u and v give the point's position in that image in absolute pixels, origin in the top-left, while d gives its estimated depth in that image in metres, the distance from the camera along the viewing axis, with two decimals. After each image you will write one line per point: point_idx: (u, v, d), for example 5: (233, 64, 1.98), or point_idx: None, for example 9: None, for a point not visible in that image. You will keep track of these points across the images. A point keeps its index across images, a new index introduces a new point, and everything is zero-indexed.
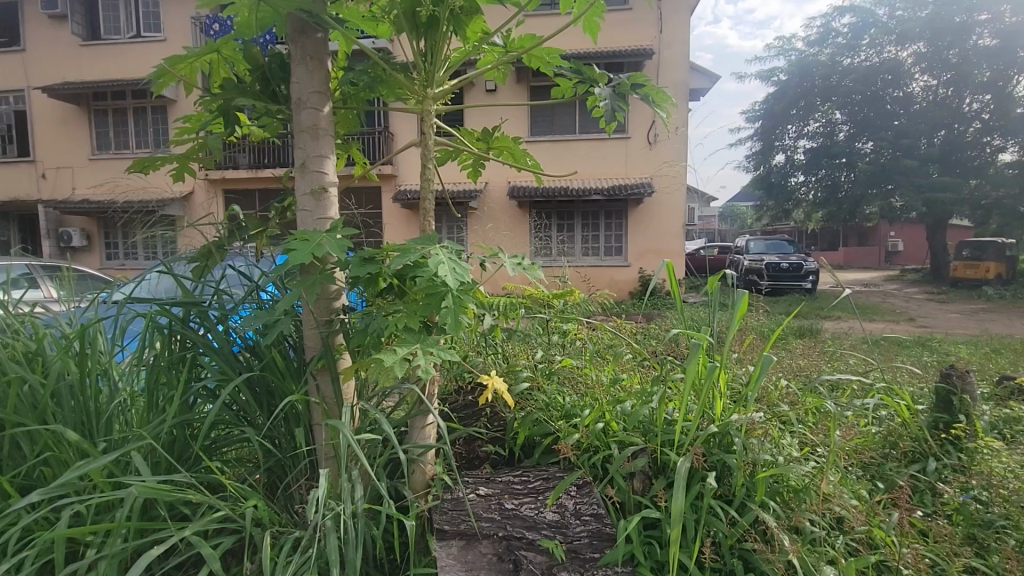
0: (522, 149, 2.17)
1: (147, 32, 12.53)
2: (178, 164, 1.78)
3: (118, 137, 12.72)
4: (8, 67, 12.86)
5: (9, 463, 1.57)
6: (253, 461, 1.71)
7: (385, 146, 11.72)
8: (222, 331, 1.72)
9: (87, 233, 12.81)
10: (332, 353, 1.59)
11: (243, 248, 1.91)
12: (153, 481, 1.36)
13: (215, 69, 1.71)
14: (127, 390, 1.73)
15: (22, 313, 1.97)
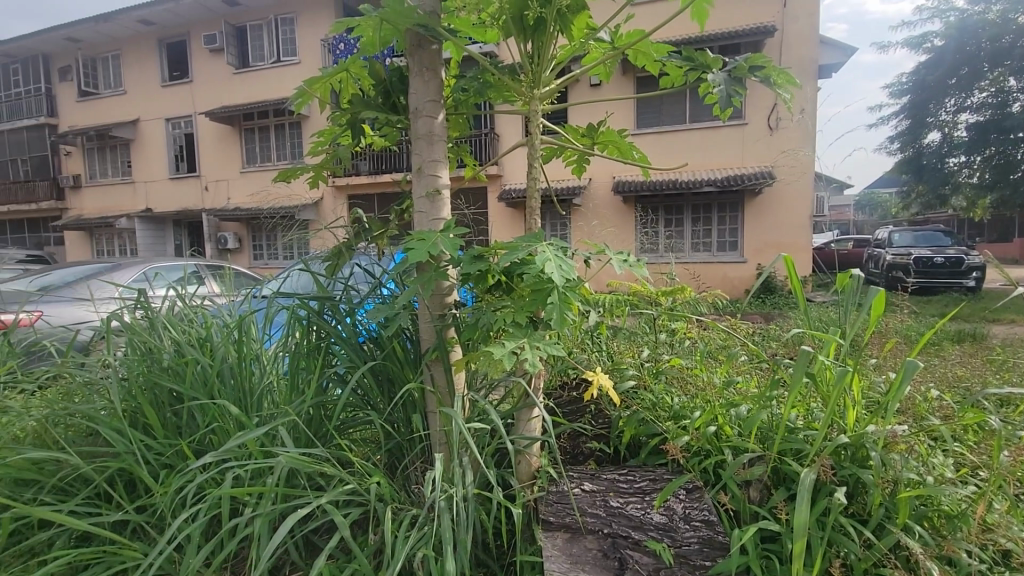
0: (628, 143, 2.12)
1: (286, 56, 14.16)
2: (314, 173, 1.99)
3: (263, 151, 14.54)
4: (181, 96, 15.19)
5: (187, 430, 1.88)
6: (375, 442, 1.87)
7: (491, 147, 12.11)
8: (350, 323, 1.91)
9: (239, 237, 14.76)
10: (444, 346, 1.69)
11: (367, 247, 2.09)
12: (295, 453, 1.55)
13: (344, 86, 1.88)
14: (274, 373, 1.98)
15: (195, 305, 2.33)
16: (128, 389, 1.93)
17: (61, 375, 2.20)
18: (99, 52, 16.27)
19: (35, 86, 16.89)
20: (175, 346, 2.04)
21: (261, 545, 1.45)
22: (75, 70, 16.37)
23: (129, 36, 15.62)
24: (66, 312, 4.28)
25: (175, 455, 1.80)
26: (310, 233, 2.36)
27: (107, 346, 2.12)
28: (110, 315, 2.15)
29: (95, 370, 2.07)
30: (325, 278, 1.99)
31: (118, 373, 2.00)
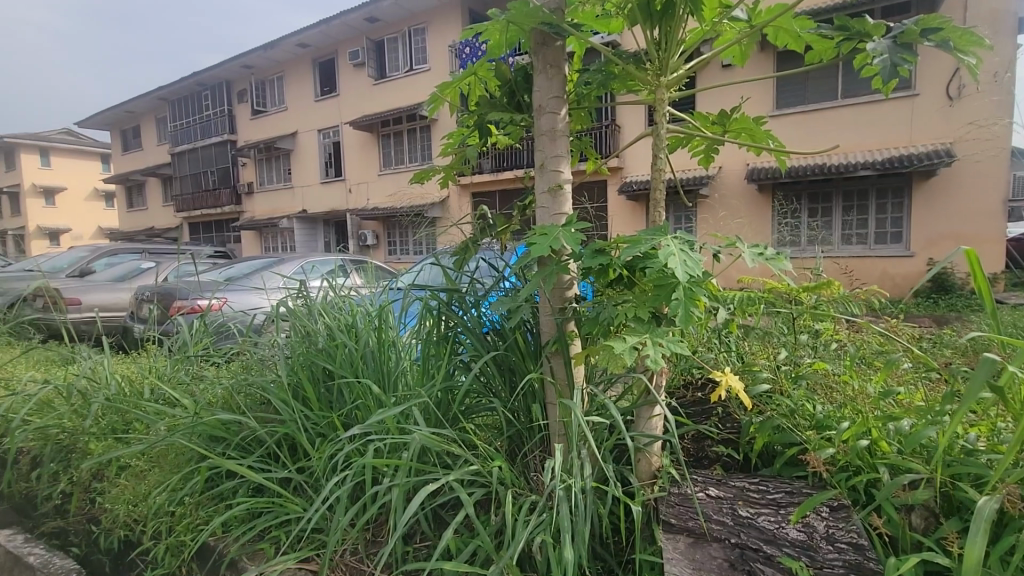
0: (765, 128, 1.96)
1: (418, 65, 15.18)
2: (444, 174, 2.12)
3: (398, 155, 15.81)
4: (331, 109, 17.04)
5: (337, 404, 2.13)
6: (497, 428, 1.96)
7: (613, 139, 11.90)
8: (475, 315, 2.01)
9: (377, 234, 16.25)
10: (565, 338, 1.70)
11: (491, 242, 2.17)
12: (427, 432, 1.68)
13: (472, 89, 1.98)
14: (407, 357, 2.17)
15: (343, 294, 2.63)
16: (292, 366, 2.24)
17: (241, 352, 2.62)
18: (267, 76, 18.85)
19: (220, 108, 20.06)
20: (328, 330, 2.32)
21: (397, 513, 1.59)
22: (250, 92, 19.16)
23: (290, 59, 17.87)
24: (243, 298, 5.08)
25: (327, 425, 2.05)
26: (439, 229, 2.50)
27: (276, 328, 2.48)
28: (278, 302, 2.51)
29: (266, 349, 2.44)
30: (453, 271, 2.09)
31: (285, 351, 2.33)
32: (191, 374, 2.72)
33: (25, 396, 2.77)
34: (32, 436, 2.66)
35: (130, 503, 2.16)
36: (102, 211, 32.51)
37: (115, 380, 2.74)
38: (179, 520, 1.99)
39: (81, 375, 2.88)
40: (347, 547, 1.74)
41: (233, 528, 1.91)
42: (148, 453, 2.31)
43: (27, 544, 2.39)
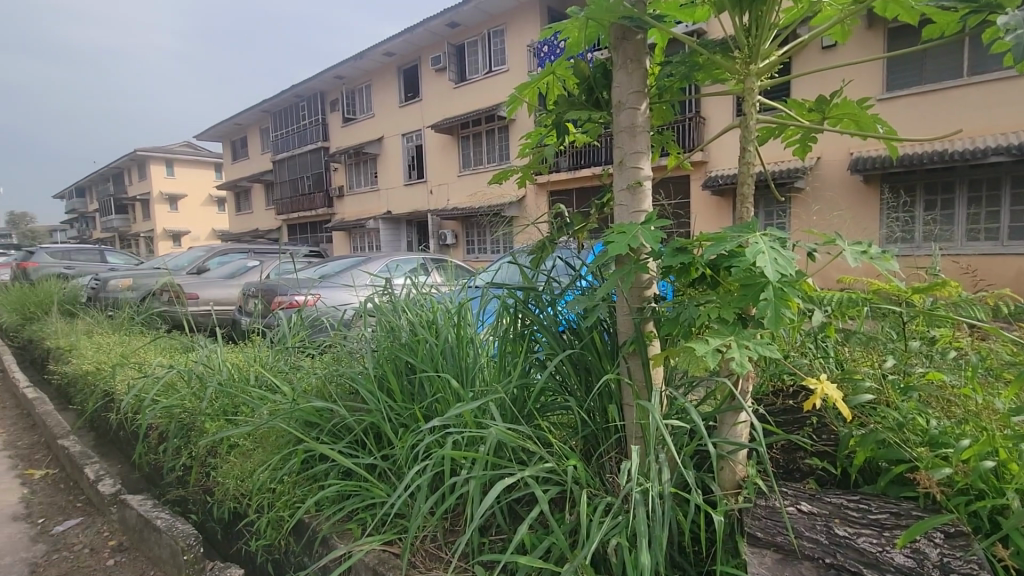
0: (871, 114, 1.79)
1: (496, 66, 15.42)
2: (521, 174, 2.14)
3: (477, 155, 16.17)
4: (414, 114, 17.76)
5: (418, 396, 2.23)
6: (573, 427, 1.96)
7: (698, 132, 11.42)
8: (551, 313, 2.01)
9: (456, 234, 16.73)
10: (642, 339, 1.66)
11: (568, 241, 2.16)
12: (503, 427, 1.71)
13: (551, 88, 1.98)
14: (484, 354, 2.22)
15: (425, 291, 2.74)
16: (378, 358, 2.38)
17: (333, 345, 2.82)
18: (357, 85, 20.01)
19: (315, 118, 21.57)
20: (411, 326, 2.43)
21: (475, 504, 1.64)
22: (341, 101, 20.45)
23: (377, 68, 18.84)
24: (336, 294, 5.44)
25: (409, 416, 2.15)
26: (516, 228, 2.52)
27: (364, 323, 2.64)
28: (366, 298, 2.67)
29: (355, 342, 2.60)
30: (530, 270, 2.11)
31: (371, 344, 2.48)
32: (290, 364, 2.96)
33: (154, 378, 3.15)
34: (160, 414, 3.02)
35: (238, 477, 2.39)
36: (215, 215, 36.13)
37: (226, 367, 3.05)
38: (280, 497, 2.17)
39: (199, 361, 3.23)
40: (427, 533, 1.82)
41: (325, 508, 2.06)
42: (253, 434, 2.54)
43: (155, 508, 2.73)
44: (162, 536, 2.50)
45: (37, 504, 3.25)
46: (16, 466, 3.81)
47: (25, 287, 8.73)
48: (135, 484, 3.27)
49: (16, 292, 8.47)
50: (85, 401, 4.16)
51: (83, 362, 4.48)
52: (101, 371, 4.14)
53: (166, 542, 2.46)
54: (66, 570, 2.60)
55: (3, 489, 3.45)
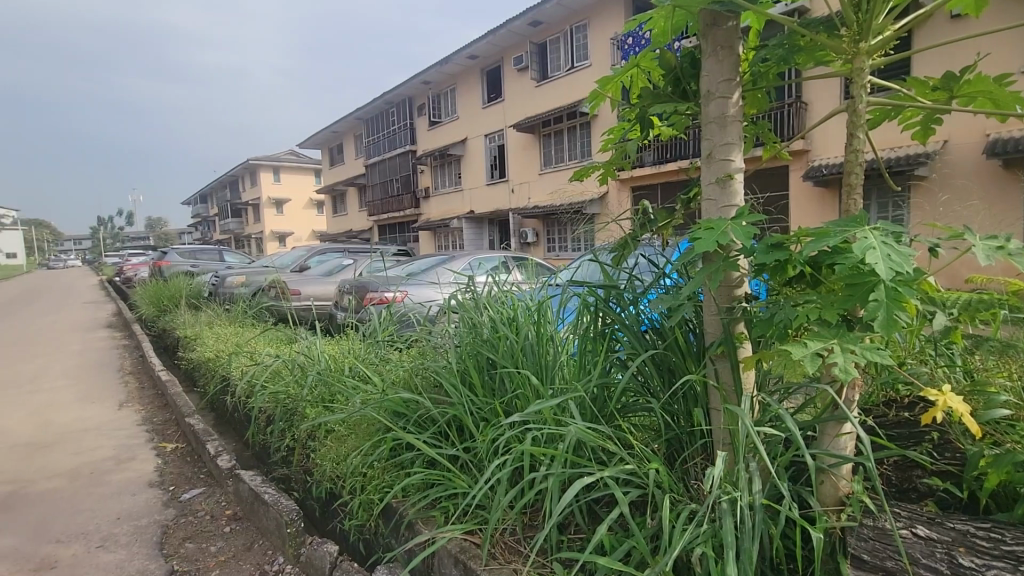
0: (1012, 91, 1.56)
1: (579, 62, 15.28)
2: (603, 170, 2.11)
3: (558, 153, 16.14)
4: (497, 114, 18.07)
5: (498, 391, 2.27)
6: (655, 430, 1.91)
7: (798, 119, 10.58)
8: (633, 312, 1.95)
9: (537, 232, 16.82)
10: (733, 340, 1.57)
11: (651, 239, 2.10)
12: (583, 425, 1.70)
13: (634, 81, 1.93)
14: (564, 352, 2.21)
15: (506, 289, 2.78)
16: (461, 354, 2.44)
17: (419, 339, 2.94)
18: (442, 89, 20.70)
19: (404, 123, 22.60)
20: (492, 322, 2.48)
21: (553, 501, 1.64)
22: (428, 106, 21.26)
23: (461, 71, 19.38)
24: (422, 291, 5.69)
25: (490, 411, 2.19)
26: (598, 226, 2.47)
27: (448, 319, 2.72)
28: (449, 295, 2.75)
29: (439, 337, 2.70)
30: (612, 267, 2.05)
31: (455, 340, 2.56)
32: (380, 357, 3.14)
33: (264, 366, 3.48)
34: (267, 399, 3.33)
35: (334, 461, 2.58)
36: (314, 217, 39.08)
37: (323, 358, 3.29)
38: (370, 481, 2.31)
39: (300, 352, 3.51)
40: (506, 526, 1.85)
41: (411, 494, 2.16)
42: (347, 421, 2.73)
43: (263, 483, 3.01)
44: (268, 510, 2.75)
45: (169, 473, 3.70)
46: (153, 439, 4.37)
47: (160, 283, 9.96)
48: (246, 461, 3.63)
49: (153, 288, 9.69)
50: (207, 385, 4.68)
51: (205, 349, 5.03)
52: (220, 358, 4.64)
53: (272, 516, 2.71)
54: (191, 533, 2.93)
55: (142, 458, 3.97)
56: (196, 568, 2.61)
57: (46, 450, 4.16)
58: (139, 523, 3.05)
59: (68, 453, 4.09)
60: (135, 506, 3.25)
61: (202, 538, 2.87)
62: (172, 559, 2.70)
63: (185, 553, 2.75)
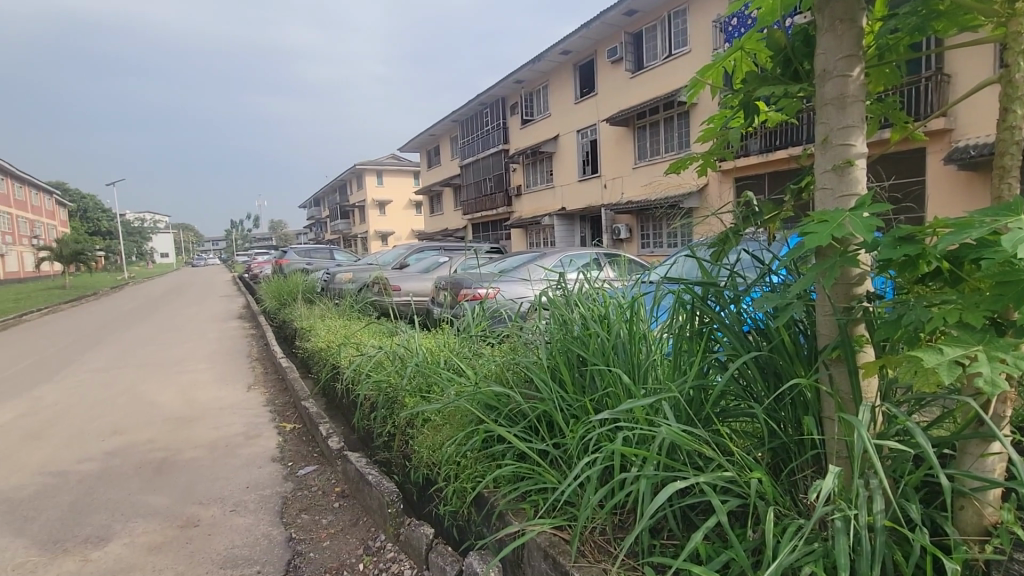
0: None
1: (677, 49, 14.63)
2: (703, 161, 2.00)
3: (654, 146, 15.62)
4: (590, 109, 17.85)
5: (589, 389, 2.24)
6: (759, 437, 1.79)
7: (937, 95, 9.31)
8: (735, 311, 1.82)
9: (630, 228, 16.43)
10: (851, 344, 1.42)
11: (756, 233, 1.96)
12: (676, 427, 1.63)
13: (739, 66, 1.81)
14: (658, 352, 2.14)
15: (597, 287, 2.75)
16: (552, 350, 2.45)
17: (511, 335, 2.99)
18: (535, 87, 20.82)
19: (497, 123, 23.06)
20: (583, 320, 2.46)
21: (645, 504, 1.59)
22: (521, 104, 21.50)
23: (553, 68, 19.37)
24: (513, 288, 5.83)
25: (580, 408, 2.18)
26: (696, 220, 2.34)
27: (538, 315, 2.74)
28: (540, 292, 2.76)
29: (530, 334, 2.74)
30: (711, 264, 1.94)
31: (546, 337, 2.58)
32: (474, 351, 3.25)
33: (369, 357, 3.74)
34: (371, 387, 3.58)
35: (429, 448, 2.71)
36: (413, 216, 41.17)
37: (421, 351, 3.46)
38: (464, 470, 2.39)
39: (400, 345, 3.74)
40: (596, 525, 1.83)
41: (501, 486, 2.21)
42: (442, 411, 2.85)
43: (367, 465, 3.24)
44: (372, 490, 2.96)
45: (288, 450, 4.11)
46: (275, 419, 4.87)
47: (281, 279, 11.05)
48: (353, 443, 3.93)
49: (275, 283, 10.77)
50: (320, 372, 5.12)
51: (318, 340, 5.51)
52: (331, 348, 5.06)
53: (375, 496, 2.91)
54: (307, 505, 3.23)
55: (267, 435, 4.45)
56: (310, 537, 2.88)
57: (191, 424, 4.79)
58: (265, 493, 3.42)
59: (208, 427, 4.68)
60: (260, 477, 3.65)
61: (316, 511, 3.16)
62: (290, 528, 2.99)
63: (301, 523, 3.04)
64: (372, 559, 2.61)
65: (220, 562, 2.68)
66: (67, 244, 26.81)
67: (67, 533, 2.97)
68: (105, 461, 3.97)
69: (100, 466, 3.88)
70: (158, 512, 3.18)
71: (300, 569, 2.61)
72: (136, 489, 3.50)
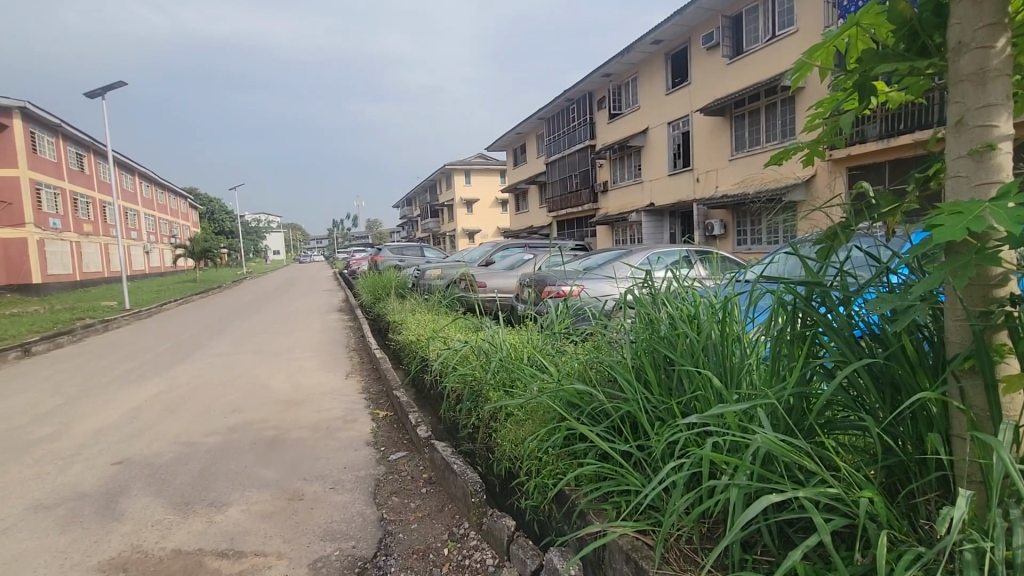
0: None
1: (781, 29, 13.58)
2: (809, 150, 1.84)
3: (752, 135, 14.67)
4: (682, 100, 17.12)
5: (676, 391, 2.16)
6: (870, 452, 1.63)
7: None
8: (844, 314, 1.65)
9: (725, 223, 15.60)
10: (988, 354, 1.24)
11: (871, 228, 1.77)
12: (772, 436, 1.51)
13: (853, 43, 1.64)
14: (754, 356, 2.01)
15: (687, 285, 2.63)
16: (636, 350, 2.38)
17: (595, 333, 2.96)
18: (623, 80, 20.31)
19: (583, 119, 22.81)
20: (670, 319, 2.37)
21: (735, 515, 1.49)
22: (608, 98, 21.08)
23: (643, 60, 18.79)
24: (598, 286, 5.78)
25: (666, 411, 2.11)
26: (799, 215, 2.16)
27: (624, 314, 2.68)
28: (626, 290, 2.70)
29: (615, 333, 2.69)
30: (815, 262, 1.78)
31: (631, 336, 2.52)
32: (557, 348, 3.26)
33: (456, 350, 3.88)
34: (457, 379, 3.71)
35: (512, 443, 2.75)
36: (499, 214, 41.95)
37: (505, 347, 3.53)
38: (545, 466, 2.40)
39: (485, 340, 3.83)
40: (682, 533, 1.76)
41: (583, 484, 2.20)
42: (524, 406, 2.89)
43: (453, 454, 3.36)
44: (457, 478, 3.07)
45: (380, 436, 4.37)
46: (370, 406, 5.20)
47: (376, 275, 11.75)
48: (440, 433, 4.10)
49: (371, 279, 11.47)
50: (410, 364, 5.38)
51: (409, 333, 5.80)
52: (420, 341, 5.30)
53: (459, 485, 3.02)
54: (397, 488, 3.42)
55: (363, 420, 4.77)
56: (400, 519, 3.04)
57: (298, 406, 5.26)
58: (360, 473, 3.67)
59: (312, 411, 5.11)
60: (356, 459, 3.92)
61: (405, 495, 3.33)
62: (382, 508, 3.18)
63: (392, 505, 3.22)
64: (456, 545, 2.71)
65: (320, 534, 2.92)
66: (198, 242, 30.42)
67: (195, 496, 3.38)
68: (226, 436, 4.47)
69: (223, 439, 4.38)
70: (269, 484, 3.52)
71: (390, 548, 2.76)
72: (253, 461, 3.92)
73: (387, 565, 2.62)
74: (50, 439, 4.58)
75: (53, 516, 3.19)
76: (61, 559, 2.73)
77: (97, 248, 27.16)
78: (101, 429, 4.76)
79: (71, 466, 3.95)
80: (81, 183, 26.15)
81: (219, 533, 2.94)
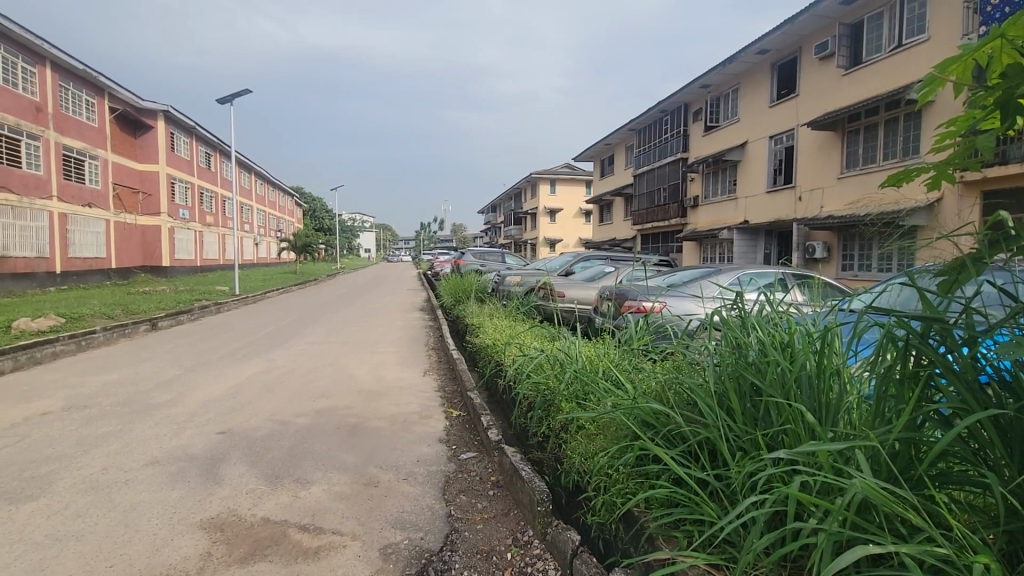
0: None
1: (910, 37, 12.36)
2: (935, 172, 1.68)
3: (867, 152, 13.48)
4: (787, 113, 16.12)
5: (763, 422, 2.03)
6: (992, 514, 1.45)
7: None
8: (966, 356, 1.47)
9: (828, 246, 14.45)
10: None
11: (1007, 261, 1.56)
12: (872, 481, 1.38)
13: (996, 56, 1.47)
14: (855, 394, 1.85)
15: (782, 310, 2.47)
16: (721, 374, 2.27)
17: (676, 352, 2.85)
18: (723, 91, 19.48)
19: (676, 130, 22.15)
20: (760, 345, 2.23)
21: (823, 563, 1.37)
22: (705, 110, 20.29)
23: (746, 70, 17.94)
24: (681, 303, 5.62)
25: (751, 442, 2.00)
26: (919, 242, 1.96)
27: (709, 335, 2.56)
28: (713, 311, 2.58)
29: (697, 353, 2.58)
30: (934, 295, 1.59)
31: (714, 360, 2.40)
32: (634, 364, 3.19)
33: (531, 357, 3.89)
34: (530, 387, 3.74)
35: (583, 455, 2.71)
36: (582, 224, 41.66)
37: (580, 358, 3.48)
38: (615, 483, 2.35)
39: (561, 350, 3.81)
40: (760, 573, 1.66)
41: (654, 508, 2.14)
42: (597, 421, 2.85)
43: (521, 461, 3.38)
44: (524, 485, 3.08)
45: (452, 434, 4.49)
46: (444, 404, 5.37)
47: (458, 278, 12.10)
48: (509, 437, 4.13)
49: (453, 282, 11.82)
50: (485, 367, 5.49)
51: (486, 337, 5.91)
52: (496, 346, 5.37)
53: (527, 491, 3.02)
54: (464, 487, 3.51)
55: (437, 417, 4.94)
56: (466, 517, 3.11)
57: (379, 398, 5.55)
58: (431, 468, 3.80)
59: (391, 403, 5.37)
60: (429, 454, 4.06)
61: (472, 495, 3.40)
62: (450, 504, 3.27)
63: (460, 502, 3.30)
64: (519, 551, 2.73)
65: (391, 521, 3.05)
66: (300, 237, 32.93)
67: (284, 471, 3.68)
68: (314, 418, 4.82)
69: (312, 421, 4.74)
70: (348, 468, 3.74)
71: (455, 544, 2.83)
72: (336, 444, 4.20)
73: (451, 561, 2.68)
74: (167, 405, 5.18)
75: (166, 473, 3.61)
76: (170, 512, 3.08)
77: (215, 238, 30.36)
78: (209, 401, 5.31)
79: (182, 431, 4.44)
80: (208, 179, 29.44)
81: (302, 508, 3.17)
